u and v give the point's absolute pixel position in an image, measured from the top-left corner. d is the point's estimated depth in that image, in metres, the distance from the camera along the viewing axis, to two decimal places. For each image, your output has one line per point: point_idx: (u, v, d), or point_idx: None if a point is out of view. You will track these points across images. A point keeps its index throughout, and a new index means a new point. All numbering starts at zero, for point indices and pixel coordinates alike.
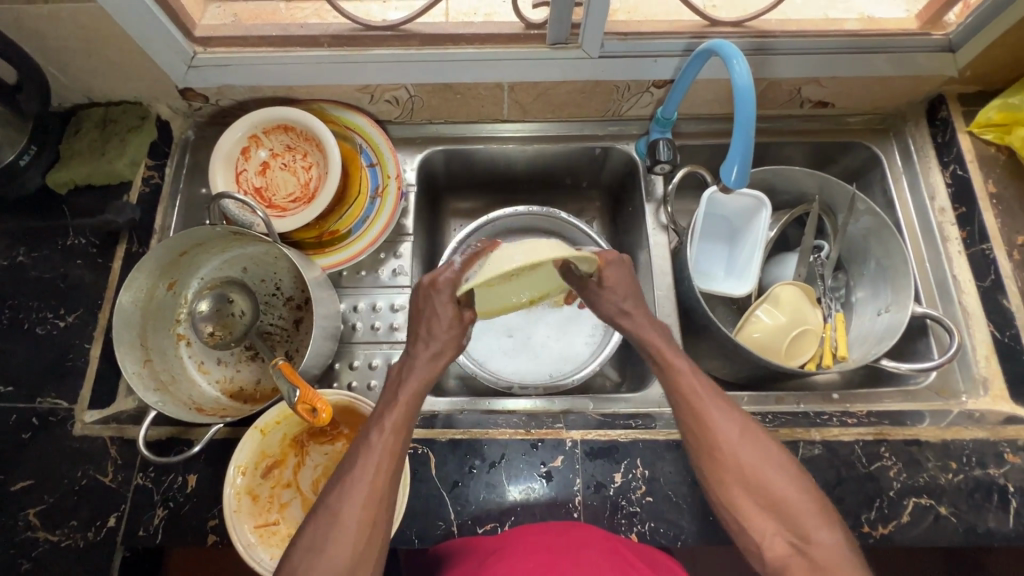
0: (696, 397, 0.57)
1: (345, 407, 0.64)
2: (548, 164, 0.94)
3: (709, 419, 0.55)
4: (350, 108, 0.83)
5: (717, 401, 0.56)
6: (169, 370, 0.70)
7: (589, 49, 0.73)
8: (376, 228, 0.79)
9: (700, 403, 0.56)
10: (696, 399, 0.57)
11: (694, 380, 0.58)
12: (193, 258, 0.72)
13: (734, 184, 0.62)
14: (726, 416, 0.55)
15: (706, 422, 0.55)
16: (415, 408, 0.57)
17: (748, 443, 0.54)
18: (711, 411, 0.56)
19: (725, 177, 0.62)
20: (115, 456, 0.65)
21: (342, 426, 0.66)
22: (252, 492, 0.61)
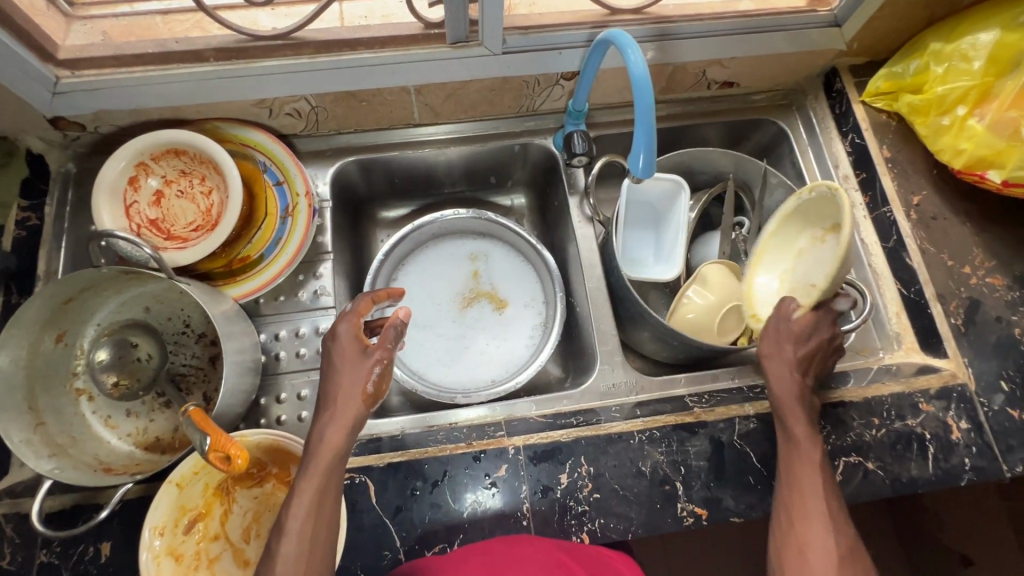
0: (808, 494, 0.58)
1: (270, 446, 0.60)
2: (470, 166, 0.92)
3: (808, 505, 0.58)
4: (247, 125, 0.77)
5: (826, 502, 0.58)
6: (68, 431, 0.63)
7: (492, 46, 0.72)
8: (290, 249, 0.74)
9: (806, 497, 0.58)
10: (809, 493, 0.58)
11: (812, 469, 0.60)
12: (84, 304, 0.65)
13: (642, 173, 0.62)
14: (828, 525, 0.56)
15: (806, 518, 0.57)
16: (329, 490, 0.53)
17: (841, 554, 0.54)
18: (816, 511, 0.57)
19: (633, 166, 0.62)
20: (11, 536, 0.58)
21: (271, 465, 0.62)
22: (175, 552, 0.56)
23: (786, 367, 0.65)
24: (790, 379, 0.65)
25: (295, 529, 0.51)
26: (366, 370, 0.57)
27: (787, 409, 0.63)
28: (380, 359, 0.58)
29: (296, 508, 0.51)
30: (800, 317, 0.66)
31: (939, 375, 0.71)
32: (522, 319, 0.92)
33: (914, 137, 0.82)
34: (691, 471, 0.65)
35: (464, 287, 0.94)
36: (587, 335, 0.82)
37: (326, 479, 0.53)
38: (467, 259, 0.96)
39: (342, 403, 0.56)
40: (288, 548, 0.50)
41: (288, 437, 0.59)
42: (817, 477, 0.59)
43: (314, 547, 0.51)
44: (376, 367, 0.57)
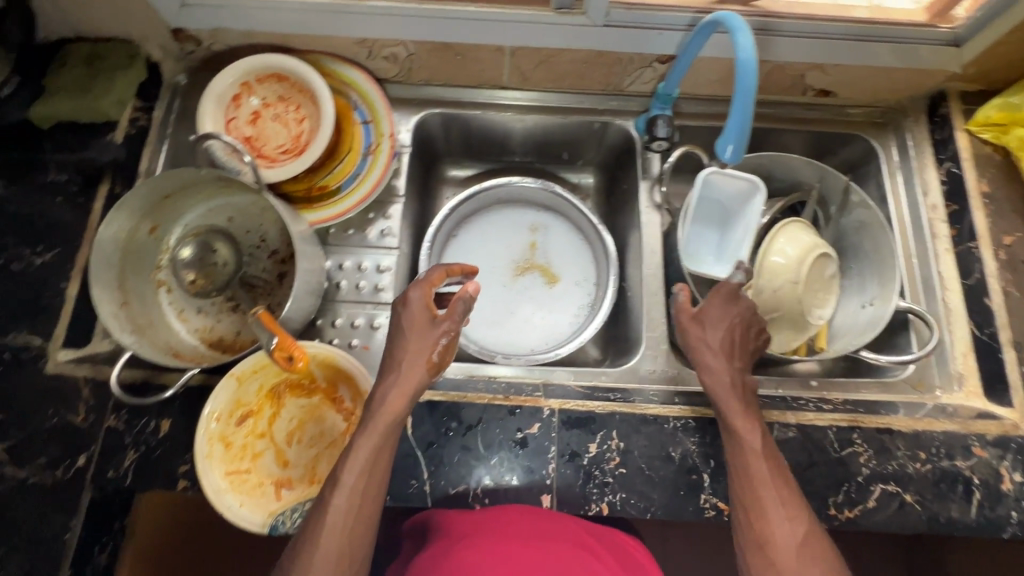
0: (751, 474, 0.58)
1: (323, 360, 0.64)
2: (545, 136, 0.93)
3: (766, 502, 0.56)
4: (346, 63, 0.80)
5: (784, 501, 0.56)
6: (147, 315, 0.69)
7: (594, 16, 0.72)
8: (367, 186, 0.78)
9: (763, 492, 0.56)
10: (754, 472, 0.58)
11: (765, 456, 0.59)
12: (178, 203, 0.71)
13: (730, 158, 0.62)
14: (786, 519, 0.55)
15: (765, 520, 0.55)
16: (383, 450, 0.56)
17: (806, 550, 0.53)
18: (775, 507, 0.55)
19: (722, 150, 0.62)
20: (87, 397, 0.65)
21: (320, 379, 0.66)
22: (225, 439, 0.61)
23: (716, 356, 0.65)
24: (721, 370, 0.64)
25: (347, 485, 0.54)
26: (432, 340, 0.60)
27: (719, 393, 0.63)
28: (447, 331, 0.60)
29: (352, 467, 0.55)
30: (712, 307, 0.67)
31: (999, 423, 0.68)
32: (570, 296, 0.93)
33: (1018, 176, 0.78)
34: (720, 466, 0.65)
35: (519, 255, 0.96)
36: (634, 320, 0.83)
37: (380, 438, 0.56)
38: (526, 228, 0.98)
39: (407, 367, 0.59)
40: (341, 503, 0.53)
41: (343, 354, 0.62)
42: (769, 466, 0.58)
43: (362, 502, 0.54)
44: (443, 338, 0.60)
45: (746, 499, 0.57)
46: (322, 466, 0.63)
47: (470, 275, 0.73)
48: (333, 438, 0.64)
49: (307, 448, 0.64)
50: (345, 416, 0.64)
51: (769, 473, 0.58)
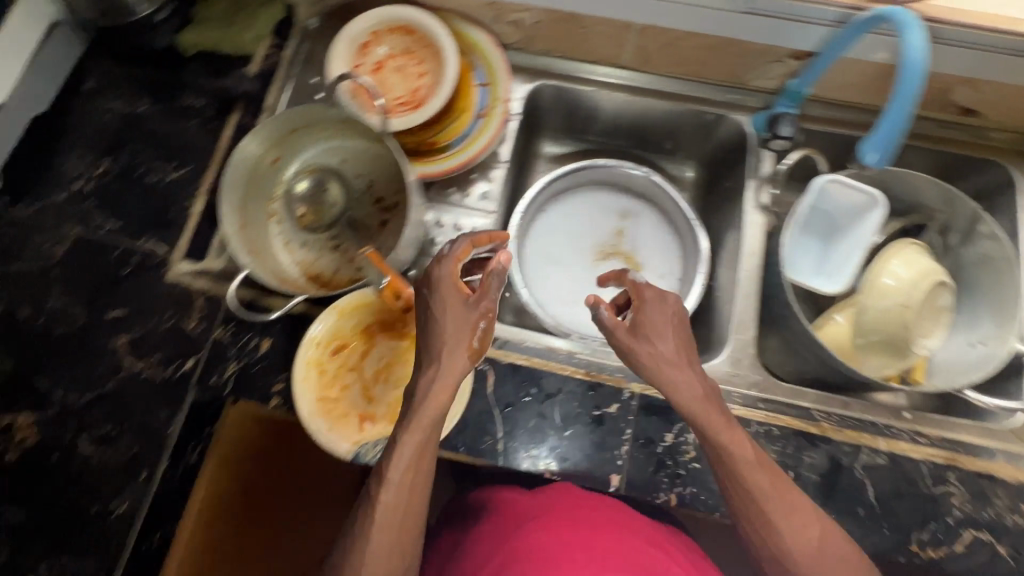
0: (748, 485, 0.53)
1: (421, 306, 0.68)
2: (652, 122, 0.91)
3: (772, 514, 0.52)
4: (472, 23, 0.81)
5: (792, 506, 0.53)
6: (260, 240, 0.73)
7: (734, 2, 0.68)
8: (476, 147, 0.79)
9: (766, 501, 0.53)
10: (749, 484, 0.53)
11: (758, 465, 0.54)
12: (301, 139, 0.74)
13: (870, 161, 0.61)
14: (795, 526, 0.52)
15: (775, 531, 0.52)
16: (429, 444, 0.54)
17: (823, 556, 0.52)
18: (784, 518, 0.52)
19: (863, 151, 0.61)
20: (200, 307, 0.70)
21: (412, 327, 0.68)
22: (320, 366, 0.64)
23: (676, 368, 0.57)
24: (687, 384, 0.56)
25: (395, 484, 0.52)
26: (470, 322, 0.57)
27: (694, 408, 0.55)
28: (483, 313, 0.57)
29: (398, 462, 0.53)
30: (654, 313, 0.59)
31: None
32: (652, 287, 0.92)
33: None
34: (800, 479, 0.63)
35: (605, 238, 0.95)
36: (720, 320, 0.81)
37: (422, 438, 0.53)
38: (615, 212, 0.97)
39: (449, 355, 0.55)
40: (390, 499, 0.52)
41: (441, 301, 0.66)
42: (763, 468, 0.54)
43: (413, 494, 0.53)
44: (481, 322, 0.57)
45: (748, 513, 0.54)
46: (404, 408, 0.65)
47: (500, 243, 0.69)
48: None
49: (392, 388, 0.66)
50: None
51: (764, 479, 0.53)
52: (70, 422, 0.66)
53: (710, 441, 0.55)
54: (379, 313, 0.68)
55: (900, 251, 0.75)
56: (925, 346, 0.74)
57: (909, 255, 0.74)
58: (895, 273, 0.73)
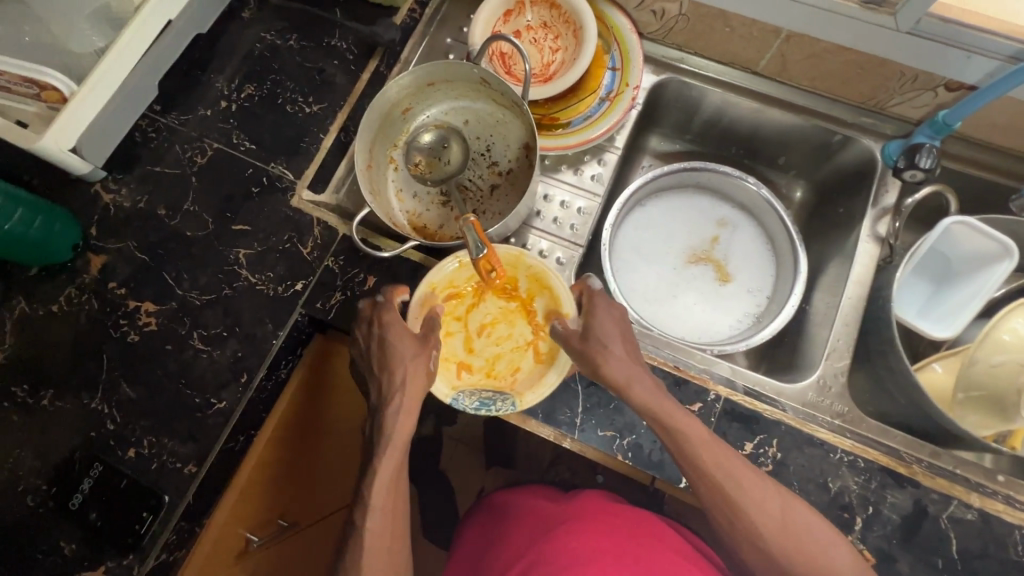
0: (712, 466, 0.56)
1: (534, 274, 0.68)
2: (771, 134, 0.89)
3: (734, 495, 0.56)
4: (615, 7, 0.81)
5: (750, 483, 0.57)
6: (378, 183, 0.77)
7: (902, 21, 0.66)
8: (596, 128, 0.79)
9: (724, 480, 0.56)
10: (706, 462, 0.56)
11: (711, 446, 0.57)
12: (433, 93, 0.77)
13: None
14: (759, 502, 0.56)
15: (739, 507, 0.56)
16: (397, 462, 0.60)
17: (791, 528, 0.55)
18: (745, 495, 0.56)
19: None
20: (316, 235, 0.74)
21: (521, 289, 0.70)
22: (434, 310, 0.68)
23: (623, 370, 0.60)
24: (640, 383, 0.59)
25: (381, 486, 0.58)
26: (425, 353, 0.64)
27: (654, 401, 0.59)
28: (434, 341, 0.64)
29: (377, 490, 0.58)
30: (602, 316, 0.63)
31: None
32: (739, 300, 0.91)
33: None
34: (879, 516, 0.61)
35: (700, 242, 0.94)
36: (811, 345, 0.79)
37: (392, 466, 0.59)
38: (713, 218, 0.95)
39: (403, 393, 0.61)
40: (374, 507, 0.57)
41: (555, 274, 0.66)
42: (713, 449, 0.57)
43: (395, 508, 0.59)
44: (436, 349, 0.64)
45: (716, 498, 0.57)
46: (501, 364, 0.69)
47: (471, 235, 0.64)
48: (517, 344, 0.70)
49: (491, 344, 0.71)
50: (534, 330, 0.69)
51: (724, 454, 0.57)
52: (187, 318, 0.71)
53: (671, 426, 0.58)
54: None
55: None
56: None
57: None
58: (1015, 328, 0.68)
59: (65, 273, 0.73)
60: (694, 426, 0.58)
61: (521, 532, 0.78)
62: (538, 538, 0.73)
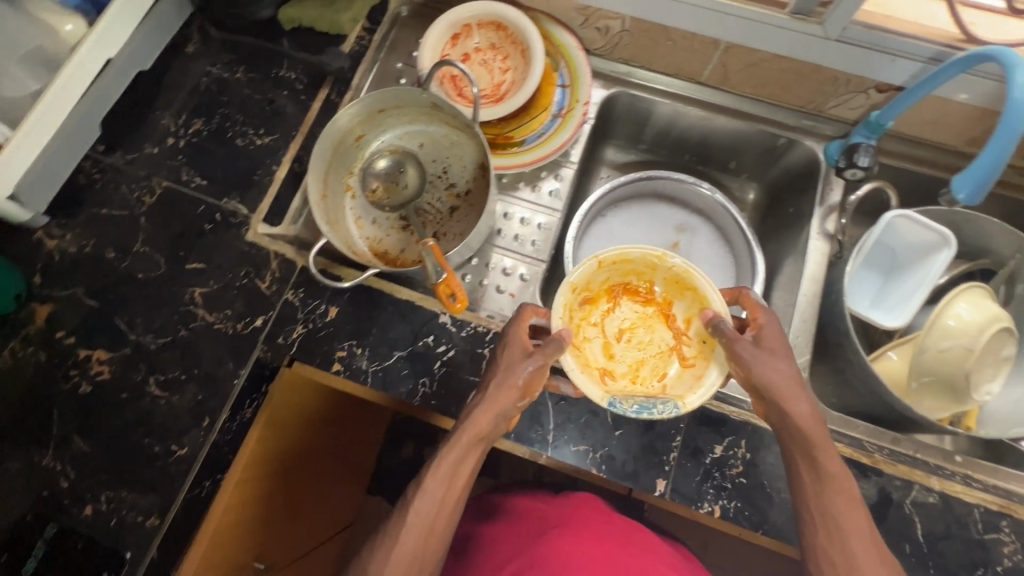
0: (832, 511, 0.56)
1: (676, 275, 0.67)
2: (721, 139, 0.92)
3: (853, 555, 0.54)
4: (560, 25, 0.82)
5: (865, 548, 0.54)
6: (335, 212, 0.76)
7: (830, 29, 0.69)
8: (550, 145, 0.80)
9: (847, 537, 0.55)
10: (834, 510, 0.56)
11: (842, 499, 0.56)
12: (385, 119, 0.77)
13: (966, 195, 0.61)
14: (873, 567, 0.53)
15: (853, 565, 0.54)
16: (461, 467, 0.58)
17: None
18: (863, 558, 0.54)
19: (960, 186, 0.62)
20: (274, 269, 0.72)
21: (658, 292, 0.70)
22: (571, 313, 0.67)
23: (788, 386, 0.58)
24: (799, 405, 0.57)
25: (430, 503, 0.56)
26: (520, 366, 0.60)
27: (809, 430, 0.57)
28: (534, 359, 0.59)
29: (427, 493, 0.56)
30: (767, 333, 0.61)
31: None
32: None
33: None
34: None
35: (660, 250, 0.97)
36: None
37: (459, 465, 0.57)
38: (672, 224, 0.97)
39: (497, 389, 0.59)
40: (425, 504, 0.55)
41: (702, 273, 0.64)
42: (852, 508, 0.56)
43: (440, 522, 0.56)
44: (530, 364, 0.59)
45: (829, 544, 0.55)
46: (648, 370, 0.68)
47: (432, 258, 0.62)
48: (659, 348, 0.69)
49: (633, 349, 0.70)
50: (676, 334, 0.68)
51: (853, 506, 0.56)
52: (142, 363, 0.69)
53: (822, 459, 0.57)
54: (626, 273, 0.69)
55: (960, 293, 0.73)
56: (986, 391, 0.73)
57: (966, 296, 0.73)
58: (954, 313, 0.72)
59: (8, 326, 0.70)
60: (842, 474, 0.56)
61: (512, 527, 0.77)
62: (531, 540, 0.73)
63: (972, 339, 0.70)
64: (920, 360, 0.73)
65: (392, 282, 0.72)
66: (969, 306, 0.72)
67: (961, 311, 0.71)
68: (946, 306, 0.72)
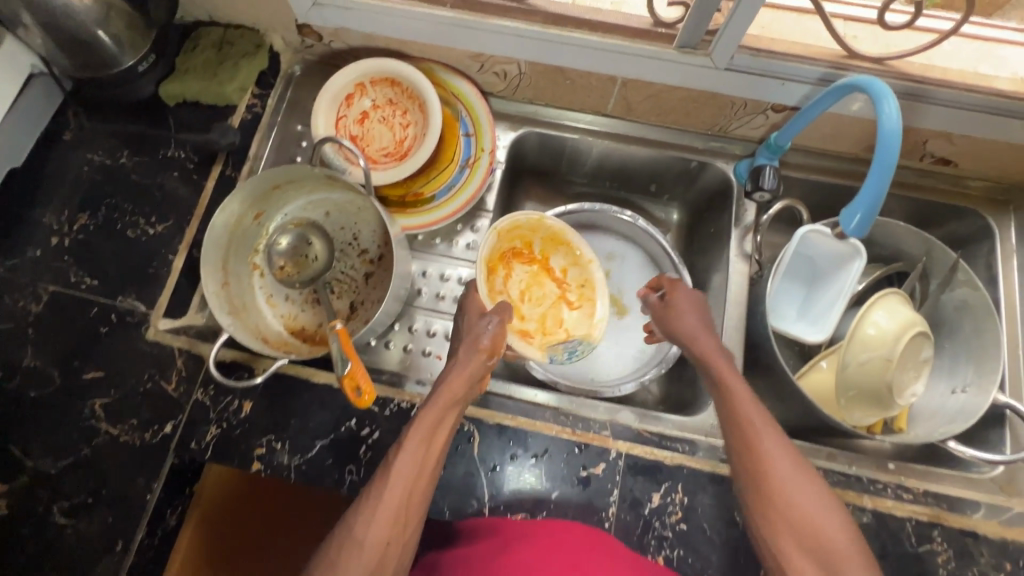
0: (741, 414, 0.59)
1: (552, 234, 0.82)
2: (636, 166, 0.91)
3: (763, 453, 0.56)
4: (456, 73, 0.81)
5: (774, 446, 0.56)
6: (241, 297, 0.72)
7: (718, 59, 0.70)
8: (461, 198, 0.79)
9: (757, 438, 0.57)
10: (740, 414, 0.59)
11: (747, 405, 0.59)
12: (283, 193, 0.73)
13: (852, 231, 0.61)
14: (782, 461, 0.55)
15: (766, 460, 0.56)
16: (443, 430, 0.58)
17: (806, 492, 0.53)
18: (771, 455, 0.56)
19: (844, 221, 0.62)
20: (179, 368, 0.68)
21: (536, 251, 0.84)
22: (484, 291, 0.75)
23: (699, 329, 0.69)
24: (703, 340, 0.68)
25: (412, 459, 0.54)
26: (482, 326, 0.67)
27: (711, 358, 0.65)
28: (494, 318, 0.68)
29: (405, 455, 0.55)
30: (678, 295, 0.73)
31: None
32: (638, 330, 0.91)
33: None
34: None
35: None
36: None
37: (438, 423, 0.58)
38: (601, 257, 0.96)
39: (466, 354, 0.64)
40: (408, 462, 0.54)
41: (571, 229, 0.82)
42: (760, 413, 0.59)
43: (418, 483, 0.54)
44: (490, 323, 0.67)
45: (745, 450, 0.58)
46: (549, 321, 0.82)
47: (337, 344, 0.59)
48: (550, 300, 0.83)
49: (535, 306, 0.82)
50: (559, 285, 0.83)
51: (799, 472, 0.55)
52: (44, 490, 0.64)
53: (749, 428, 0.58)
54: (514, 238, 0.81)
55: (876, 302, 0.74)
56: (912, 393, 0.74)
57: (882, 305, 0.74)
58: (874, 325, 0.73)
59: None
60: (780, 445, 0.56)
61: None
62: None
63: (891, 350, 0.71)
64: (846, 376, 0.74)
65: (309, 365, 0.69)
66: (887, 316, 0.73)
67: (878, 323, 0.73)
68: (864, 317, 0.73)
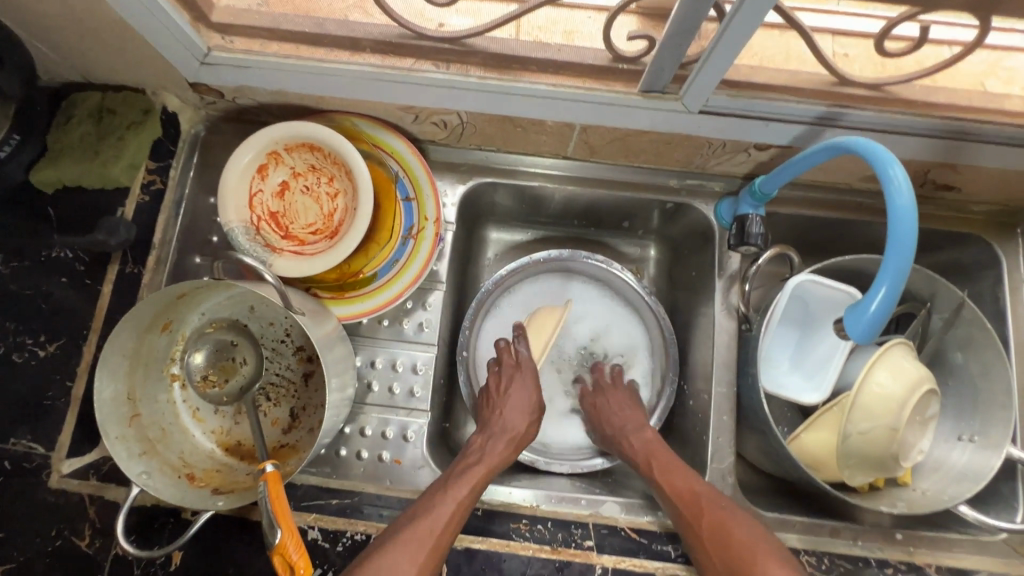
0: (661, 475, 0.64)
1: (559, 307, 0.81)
2: (604, 208, 0.81)
3: (691, 503, 0.60)
4: (386, 128, 0.69)
5: (703, 495, 0.60)
6: (158, 422, 0.61)
7: (690, 104, 0.60)
8: (407, 275, 0.69)
9: (684, 496, 0.61)
10: (660, 473, 0.64)
11: (665, 467, 0.64)
12: (194, 297, 0.62)
13: (860, 336, 0.51)
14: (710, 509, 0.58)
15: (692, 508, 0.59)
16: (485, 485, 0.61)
17: (733, 526, 0.57)
18: (699, 506, 0.59)
19: (849, 326, 0.52)
20: (93, 519, 0.59)
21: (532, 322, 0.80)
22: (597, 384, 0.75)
23: (635, 415, 0.71)
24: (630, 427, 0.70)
25: (457, 501, 0.57)
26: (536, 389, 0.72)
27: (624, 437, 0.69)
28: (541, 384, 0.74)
29: (454, 500, 0.57)
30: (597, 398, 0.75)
31: None
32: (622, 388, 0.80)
33: None
34: None
35: (565, 356, 0.81)
36: (695, 435, 0.75)
37: (488, 472, 0.62)
38: (573, 326, 0.82)
39: (517, 412, 0.69)
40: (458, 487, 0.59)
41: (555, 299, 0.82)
42: (680, 469, 0.64)
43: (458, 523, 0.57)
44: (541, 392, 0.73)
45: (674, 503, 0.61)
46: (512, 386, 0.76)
47: (265, 503, 0.50)
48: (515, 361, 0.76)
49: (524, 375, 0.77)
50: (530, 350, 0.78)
51: (740, 528, 0.56)
52: None
53: (695, 510, 0.59)
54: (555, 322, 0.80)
55: (876, 362, 0.66)
56: (919, 451, 0.67)
57: (886, 368, 0.66)
58: (879, 391, 0.65)
59: None
60: (719, 506, 0.58)
61: None
62: None
63: (897, 419, 0.64)
64: (845, 447, 0.67)
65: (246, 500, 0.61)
66: (892, 381, 0.65)
67: (883, 389, 0.65)
68: (867, 383, 0.66)
